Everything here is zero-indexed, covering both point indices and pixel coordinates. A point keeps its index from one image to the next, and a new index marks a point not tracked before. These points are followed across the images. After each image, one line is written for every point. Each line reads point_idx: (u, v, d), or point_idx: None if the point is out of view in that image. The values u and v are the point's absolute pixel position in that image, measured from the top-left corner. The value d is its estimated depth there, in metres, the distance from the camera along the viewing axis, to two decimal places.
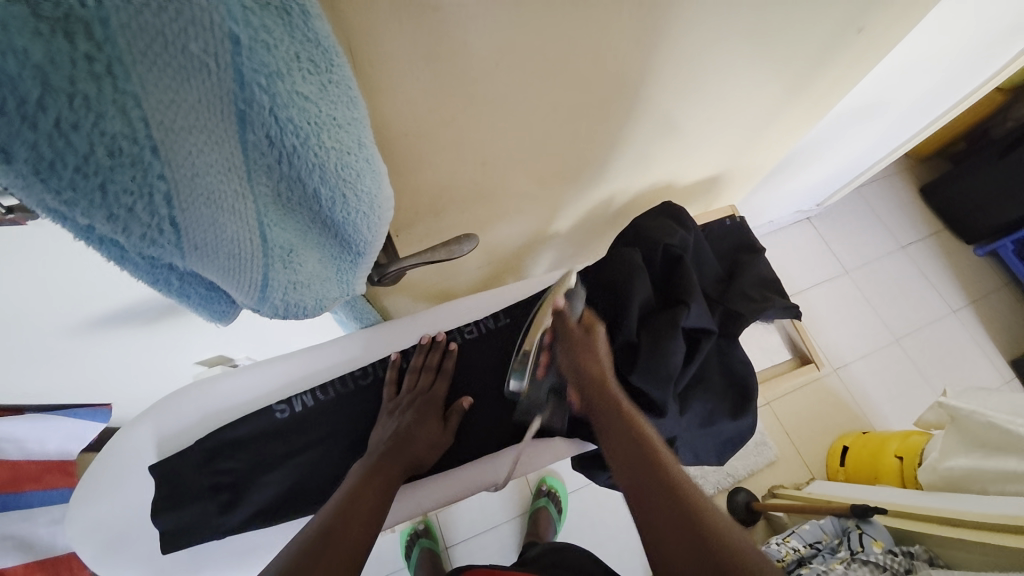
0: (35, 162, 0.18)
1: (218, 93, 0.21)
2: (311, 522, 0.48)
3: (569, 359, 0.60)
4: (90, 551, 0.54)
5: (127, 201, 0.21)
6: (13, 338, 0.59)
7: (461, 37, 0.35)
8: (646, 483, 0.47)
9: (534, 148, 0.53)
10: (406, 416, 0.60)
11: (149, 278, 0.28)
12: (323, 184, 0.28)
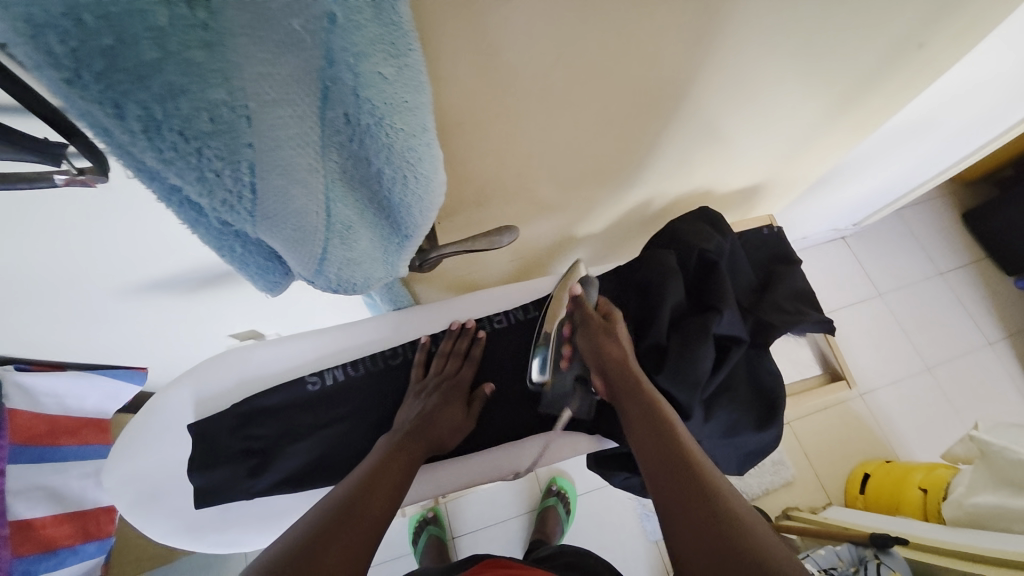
0: (144, 119, 0.19)
1: (309, 70, 0.22)
2: (332, 493, 0.49)
3: (590, 344, 0.60)
4: (126, 502, 0.57)
5: (217, 166, 0.22)
6: (67, 295, 0.63)
7: (523, 29, 0.36)
8: (657, 455, 0.47)
9: (579, 144, 0.53)
10: (431, 399, 0.61)
11: (217, 242, 0.30)
12: (387, 165, 0.29)
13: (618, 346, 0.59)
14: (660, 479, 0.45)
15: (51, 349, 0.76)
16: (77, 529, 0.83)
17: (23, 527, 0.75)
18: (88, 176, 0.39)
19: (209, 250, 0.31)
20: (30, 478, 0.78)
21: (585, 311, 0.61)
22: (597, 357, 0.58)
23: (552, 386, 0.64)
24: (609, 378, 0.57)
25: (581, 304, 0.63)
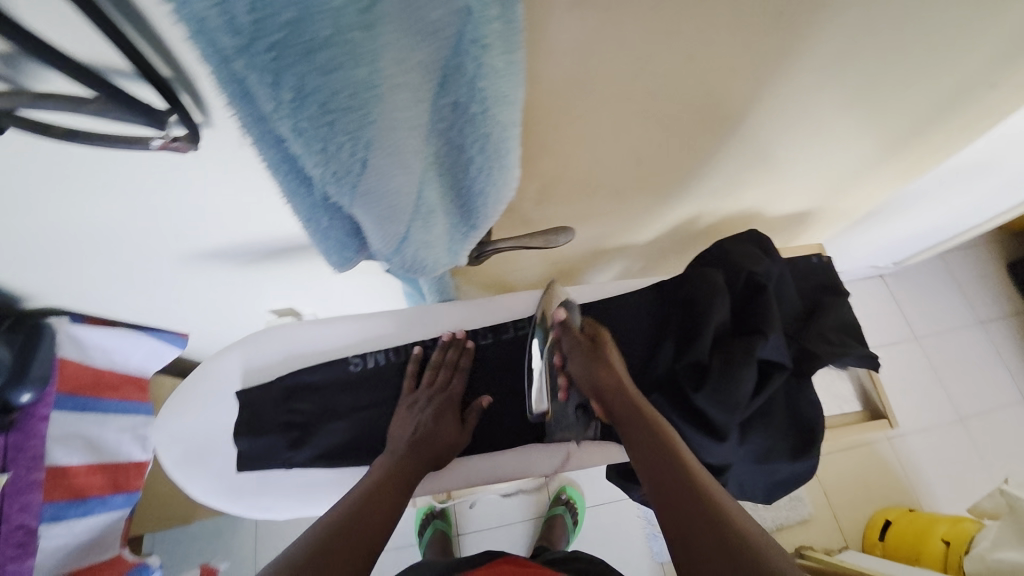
0: (296, 89, 0.21)
1: (436, 57, 0.24)
2: (330, 510, 0.48)
3: (581, 369, 0.60)
4: (172, 459, 0.59)
5: (342, 140, 0.23)
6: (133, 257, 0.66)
7: (613, 37, 0.37)
8: (671, 481, 0.47)
9: (642, 154, 0.54)
10: (425, 413, 0.61)
11: (310, 210, 0.32)
12: (479, 155, 0.30)
13: (610, 369, 0.60)
14: (673, 507, 0.45)
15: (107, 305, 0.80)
16: (108, 481, 0.83)
17: (57, 472, 0.75)
18: (181, 142, 0.41)
19: (300, 218, 0.33)
20: (74, 426, 0.80)
21: (572, 337, 0.61)
22: (593, 381, 0.59)
23: (556, 418, 0.65)
24: (607, 401, 0.58)
25: (567, 331, 0.62)
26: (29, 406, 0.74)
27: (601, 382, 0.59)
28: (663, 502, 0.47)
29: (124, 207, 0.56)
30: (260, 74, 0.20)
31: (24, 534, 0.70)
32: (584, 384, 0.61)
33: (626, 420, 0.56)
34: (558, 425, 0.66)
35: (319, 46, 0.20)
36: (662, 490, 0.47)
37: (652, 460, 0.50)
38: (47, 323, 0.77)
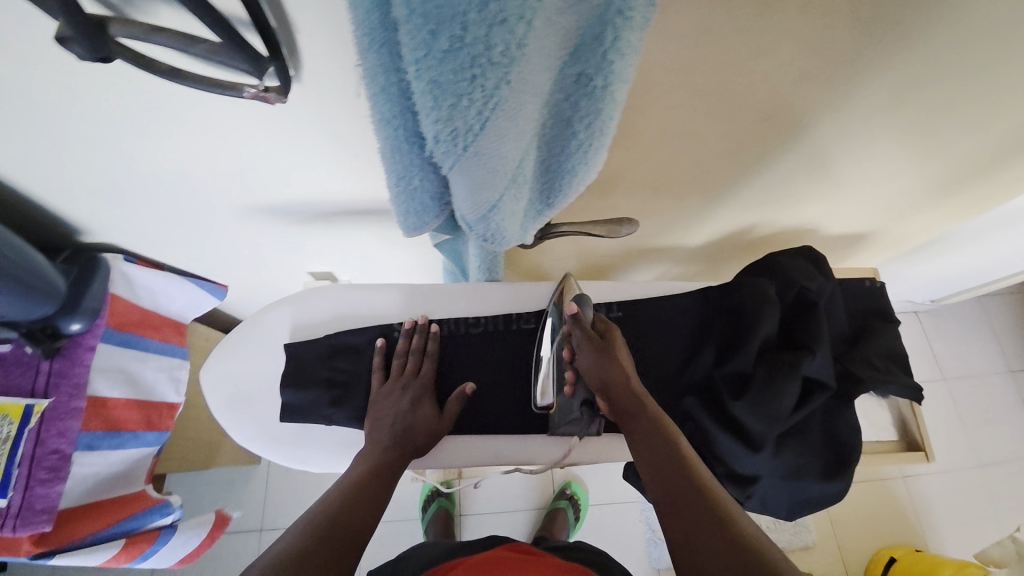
0: (452, 40, 0.21)
1: (580, 24, 0.24)
2: (312, 509, 0.48)
3: (590, 366, 0.57)
4: (219, 402, 0.62)
5: (476, 97, 0.24)
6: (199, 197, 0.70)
7: (724, 25, 0.37)
8: (677, 483, 0.47)
9: (714, 152, 0.54)
10: (400, 401, 0.59)
11: (410, 164, 0.33)
12: (585, 132, 0.30)
13: (619, 366, 0.57)
14: (682, 509, 0.45)
15: (162, 243, 0.84)
16: (142, 417, 0.86)
17: (97, 401, 0.77)
18: (271, 95, 0.42)
19: (396, 173, 0.34)
20: (119, 360, 0.82)
21: (582, 331, 0.57)
22: (600, 378, 0.57)
23: (561, 412, 0.63)
24: (613, 400, 0.56)
25: (578, 326, 0.58)
26: (77, 335, 0.75)
27: (608, 382, 0.56)
28: (669, 506, 0.46)
29: (198, 146, 0.57)
30: (422, 21, 0.21)
31: (58, 458, 0.72)
32: (591, 381, 0.58)
33: (631, 419, 0.55)
34: (562, 418, 0.63)
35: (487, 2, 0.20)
36: (667, 492, 0.47)
37: (658, 460, 0.50)
38: (101, 258, 0.78)
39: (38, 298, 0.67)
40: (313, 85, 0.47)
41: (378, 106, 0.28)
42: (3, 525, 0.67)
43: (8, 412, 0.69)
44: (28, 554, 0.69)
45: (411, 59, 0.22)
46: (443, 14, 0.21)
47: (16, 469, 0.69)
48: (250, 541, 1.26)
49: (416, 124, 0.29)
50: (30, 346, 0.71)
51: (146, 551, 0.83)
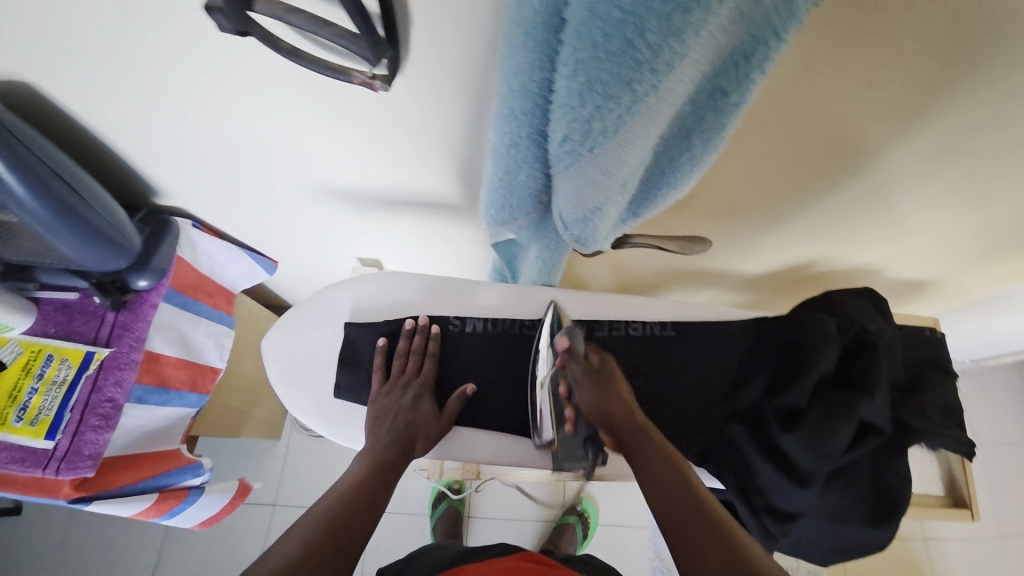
0: (620, 45, 0.23)
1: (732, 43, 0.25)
2: (314, 509, 0.50)
3: (590, 400, 0.61)
4: (276, 371, 0.68)
5: (622, 101, 0.25)
6: (277, 176, 0.74)
7: (841, 58, 0.37)
8: (673, 500, 0.50)
9: (794, 185, 0.54)
10: (402, 400, 0.64)
11: (524, 159, 0.34)
12: (702, 145, 0.31)
13: (617, 396, 0.61)
14: (681, 523, 0.48)
15: (230, 216, 0.88)
16: (188, 378, 0.88)
17: (151, 356, 0.80)
18: (377, 82, 0.45)
19: (507, 166, 0.36)
20: (177, 321, 0.86)
21: (578, 369, 0.60)
22: (601, 410, 0.60)
23: (563, 449, 0.64)
24: (615, 430, 0.60)
25: (573, 359, 0.61)
26: (141, 292, 0.79)
27: (609, 415, 0.60)
28: (674, 531, 0.48)
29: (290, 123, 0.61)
30: (594, 25, 0.22)
31: (110, 407, 0.73)
32: (592, 415, 0.61)
33: (633, 448, 0.57)
34: (565, 457, 0.65)
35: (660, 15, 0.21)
36: (666, 507, 0.50)
37: (658, 479, 0.53)
38: (172, 220, 0.82)
39: (114, 252, 0.70)
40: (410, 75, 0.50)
41: (513, 100, 0.30)
42: (47, 467, 0.68)
43: (69, 356, 0.73)
44: (67, 498, 0.69)
45: (572, 56, 0.24)
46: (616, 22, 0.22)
47: (69, 413, 0.71)
48: (262, 514, 1.29)
49: (543, 121, 0.31)
50: (100, 297, 0.74)
51: (174, 509, 0.85)
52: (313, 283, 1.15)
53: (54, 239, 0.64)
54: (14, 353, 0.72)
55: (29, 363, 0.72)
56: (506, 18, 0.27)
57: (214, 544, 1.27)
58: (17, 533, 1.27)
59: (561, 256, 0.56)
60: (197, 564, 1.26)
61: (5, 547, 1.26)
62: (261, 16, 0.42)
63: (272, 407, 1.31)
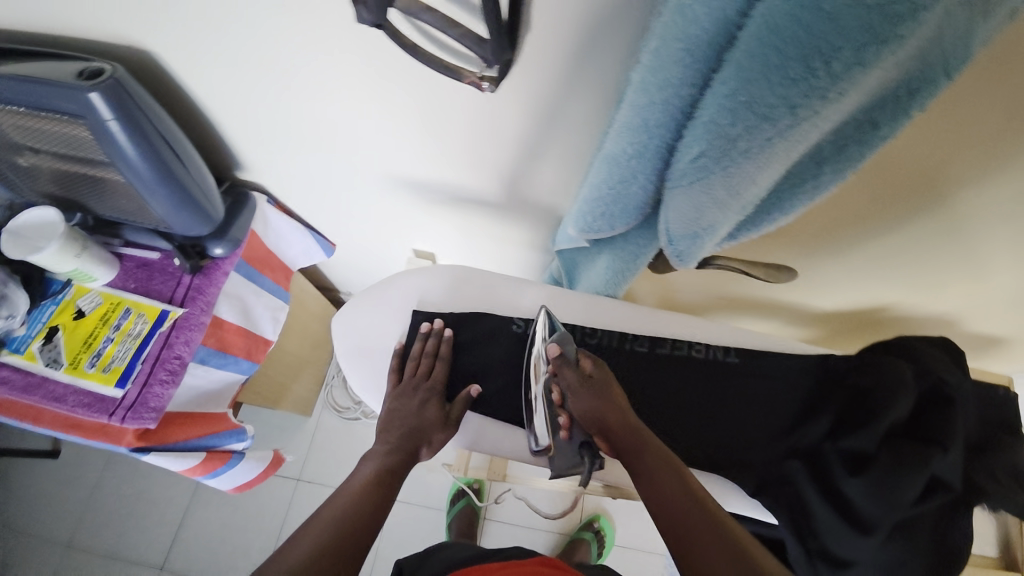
0: (789, 62, 0.23)
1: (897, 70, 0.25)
2: (319, 514, 0.51)
3: (585, 407, 0.62)
4: (344, 346, 0.72)
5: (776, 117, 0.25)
6: (359, 164, 0.78)
7: (992, 108, 0.36)
8: (674, 508, 0.50)
9: (894, 231, 0.52)
10: (411, 401, 0.66)
11: (642, 171, 0.35)
12: (833, 170, 0.31)
13: (611, 403, 0.61)
14: (681, 533, 0.48)
15: (303, 197, 0.92)
16: (245, 347, 0.92)
17: (216, 321, 0.83)
18: (485, 83, 0.47)
19: (620, 175, 0.37)
20: (246, 290, 0.90)
21: (570, 374, 0.61)
22: (596, 417, 0.61)
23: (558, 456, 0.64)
24: (612, 436, 0.60)
25: (565, 366, 0.62)
26: (216, 259, 0.82)
27: (606, 423, 0.60)
28: (676, 539, 0.48)
29: (385, 111, 0.63)
30: (767, 41, 0.23)
31: (178, 363, 0.75)
32: (587, 421, 0.62)
33: (631, 453, 0.57)
34: (564, 465, 0.63)
35: (843, 37, 0.22)
36: (671, 522, 0.49)
37: (660, 485, 0.52)
38: (250, 195, 0.86)
39: (195, 217, 0.73)
40: (512, 74, 0.51)
41: (649, 111, 0.31)
42: (114, 414, 0.70)
43: (145, 312, 0.77)
44: (129, 447, 0.72)
45: (733, 71, 0.25)
46: (792, 42, 0.23)
47: (141, 364, 0.74)
48: (286, 486, 1.32)
49: (673, 134, 0.32)
50: (180, 259, 0.79)
51: (216, 470, 0.87)
52: (365, 268, 1.18)
53: (152, 199, 0.68)
54: (94, 302, 0.77)
55: (108, 313, 0.76)
56: (658, 34, 0.28)
57: (237, 510, 1.31)
58: (59, 473, 1.34)
59: (635, 271, 0.57)
60: (218, 527, 1.29)
61: (46, 484, 1.33)
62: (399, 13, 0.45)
63: (308, 383, 1.34)
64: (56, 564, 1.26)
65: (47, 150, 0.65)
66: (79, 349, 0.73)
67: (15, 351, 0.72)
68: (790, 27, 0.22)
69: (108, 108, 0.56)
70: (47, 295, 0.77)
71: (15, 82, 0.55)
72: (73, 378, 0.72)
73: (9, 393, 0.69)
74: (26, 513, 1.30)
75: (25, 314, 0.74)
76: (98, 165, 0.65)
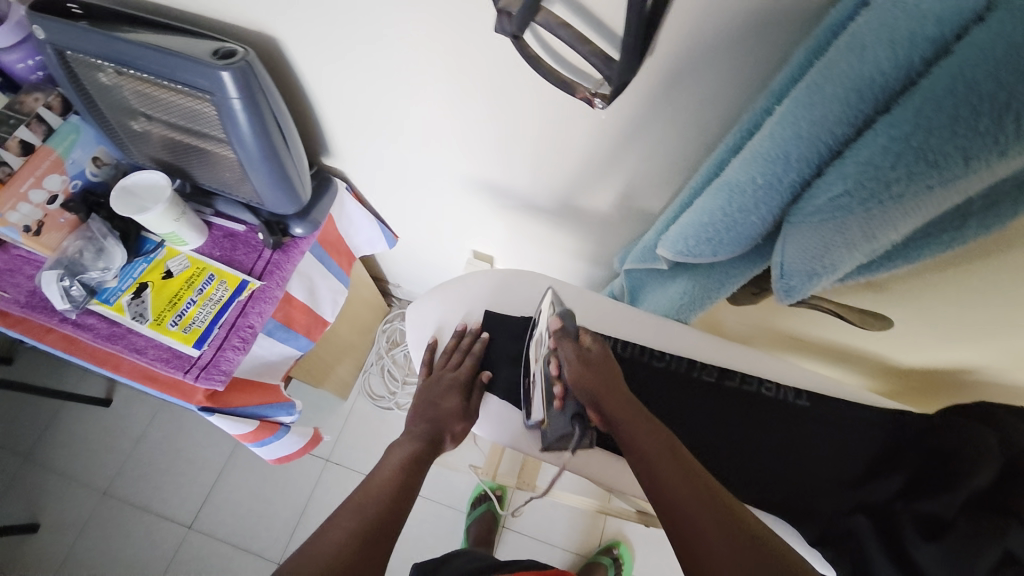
0: (970, 105, 0.25)
1: None
2: (350, 496, 0.55)
3: (581, 378, 0.61)
4: (415, 338, 0.75)
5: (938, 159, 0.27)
6: (442, 163, 0.81)
7: None
8: (672, 481, 0.50)
9: (1002, 296, 0.50)
10: (435, 392, 0.68)
11: (765, 204, 0.36)
12: (974, 226, 0.32)
13: (608, 382, 0.61)
14: (678, 504, 0.48)
15: (379, 190, 0.96)
16: (307, 325, 0.96)
17: (287, 296, 0.88)
18: (596, 100, 0.48)
19: (740, 207, 0.37)
20: (316, 271, 0.94)
21: (569, 348, 0.61)
22: (592, 393, 0.60)
23: (551, 427, 0.64)
24: (607, 412, 0.59)
25: (565, 338, 0.62)
26: (296, 238, 0.86)
27: (601, 394, 0.60)
28: (673, 511, 0.47)
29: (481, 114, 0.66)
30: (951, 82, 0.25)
31: (249, 331, 0.79)
32: (581, 392, 0.61)
33: (628, 428, 0.57)
34: (555, 435, 0.65)
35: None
36: (658, 484, 0.50)
37: (656, 460, 0.52)
38: (332, 181, 0.90)
39: (286, 196, 0.77)
40: (625, 90, 0.53)
41: (794, 141, 0.32)
42: (189, 372, 0.75)
43: (227, 280, 0.81)
44: (198, 405, 0.76)
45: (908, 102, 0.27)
46: (977, 88, 0.25)
47: (218, 329, 0.78)
48: (315, 465, 1.36)
49: (812, 169, 0.33)
50: (265, 234, 0.83)
51: (265, 439, 0.90)
52: (423, 263, 1.21)
53: (254, 175, 0.72)
54: (182, 265, 0.82)
55: (193, 277, 0.81)
56: (818, 70, 0.31)
57: (266, 481, 1.35)
58: (108, 421, 1.41)
59: (711, 301, 0.57)
60: (247, 495, 1.33)
61: (95, 430, 1.39)
62: (534, 25, 0.47)
63: (350, 368, 1.38)
64: (93, 508, 1.32)
65: (160, 118, 0.69)
66: (164, 308, 0.78)
67: (105, 302, 0.77)
68: (980, 74, 0.24)
69: (234, 87, 0.59)
70: (141, 253, 0.82)
71: (149, 51, 0.59)
72: (156, 334, 0.76)
73: (95, 340, 0.74)
74: (74, 455, 1.37)
75: (119, 268, 0.79)
76: (210, 139, 0.69)
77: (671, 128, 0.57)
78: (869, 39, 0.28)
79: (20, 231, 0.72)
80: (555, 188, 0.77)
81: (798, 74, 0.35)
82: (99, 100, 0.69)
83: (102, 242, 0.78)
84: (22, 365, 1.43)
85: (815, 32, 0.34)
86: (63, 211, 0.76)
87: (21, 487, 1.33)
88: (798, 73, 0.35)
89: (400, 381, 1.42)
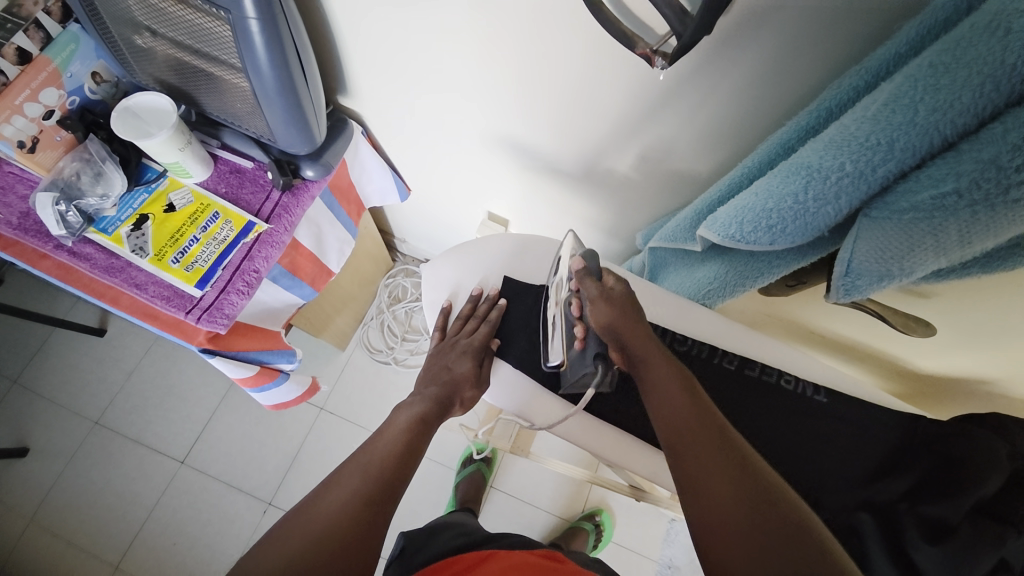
0: None
1: None
2: (359, 454, 0.55)
3: (604, 316, 0.56)
4: (429, 299, 0.73)
5: None
6: (470, 116, 0.75)
7: None
8: (679, 419, 0.49)
9: None
10: (448, 355, 0.67)
11: (848, 192, 0.36)
12: None
13: (631, 319, 0.56)
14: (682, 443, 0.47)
15: (396, 139, 0.91)
16: (313, 274, 0.93)
17: (294, 242, 0.84)
18: (657, 58, 0.44)
19: (821, 192, 0.37)
20: (324, 218, 0.90)
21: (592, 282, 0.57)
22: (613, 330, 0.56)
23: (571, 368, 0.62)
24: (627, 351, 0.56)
25: (587, 276, 0.58)
26: (307, 181, 0.82)
27: (622, 332, 0.56)
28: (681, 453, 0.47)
29: (521, 62, 0.61)
30: None
31: (255, 276, 0.76)
32: (604, 331, 0.57)
33: (646, 368, 0.55)
34: (578, 375, 0.60)
35: None
36: (671, 429, 0.49)
37: (671, 404, 0.51)
38: (348, 122, 0.85)
39: (301, 135, 0.72)
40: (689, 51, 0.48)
41: (895, 124, 0.32)
42: (190, 312, 0.72)
43: (233, 221, 0.77)
44: (199, 346, 0.74)
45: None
46: None
47: (222, 270, 0.75)
48: (309, 413, 1.36)
49: (908, 160, 0.33)
50: (275, 174, 0.78)
51: (264, 385, 0.87)
52: (433, 219, 1.17)
53: (267, 110, 0.67)
54: (186, 199, 0.77)
55: (197, 213, 0.77)
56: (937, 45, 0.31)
57: (259, 424, 1.35)
58: (99, 351, 1.39)
59: (743, 290, 0.54)
60: (240, 435, 1.34)
61: (87, 358, 1.38)
62: None
63: (349, 319, 1.36)
64: (85, 437, 1.32)
65: (167, 35, 0.63)
66: (166, 243, 0.74)
67: (103, 231, 0.73)
68: None
69: (252, 6, 0.53)
70: (142, 182, 0.77)
71: None
72: (157, 270, 0.72)
73: (92, 270, 0.71)
74: (66, 383, 1.36)
75: (118, 197, 0.74)
76: (220, 63, 0.64)
77: (728, 98, 0.53)
78: (1018, 23, 0.26)
79: (14, 147, 0.67)
80: (585, 155, 0.73)
81: (906, 51, 0.35)
82: (102, 10, 0.62)
83: (100, 165, 0.73)
84: (14, 288, 1.40)
85: (932, 6, 0.33)
86: (59, 128, 0.71)
87: (12, 410, 1.32)
88: (906, 49, 0.35)
89: (399, 337, 1.41)
